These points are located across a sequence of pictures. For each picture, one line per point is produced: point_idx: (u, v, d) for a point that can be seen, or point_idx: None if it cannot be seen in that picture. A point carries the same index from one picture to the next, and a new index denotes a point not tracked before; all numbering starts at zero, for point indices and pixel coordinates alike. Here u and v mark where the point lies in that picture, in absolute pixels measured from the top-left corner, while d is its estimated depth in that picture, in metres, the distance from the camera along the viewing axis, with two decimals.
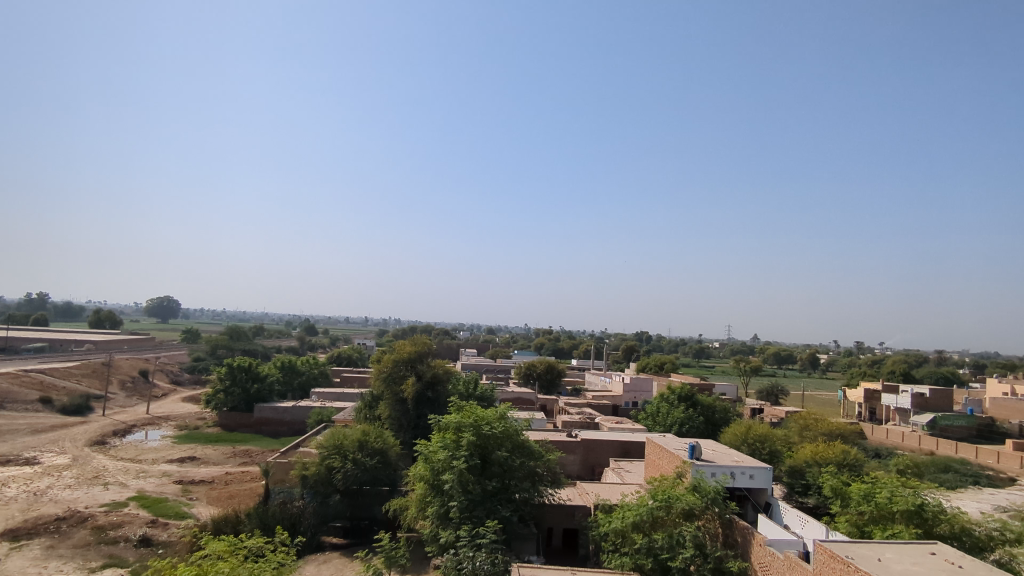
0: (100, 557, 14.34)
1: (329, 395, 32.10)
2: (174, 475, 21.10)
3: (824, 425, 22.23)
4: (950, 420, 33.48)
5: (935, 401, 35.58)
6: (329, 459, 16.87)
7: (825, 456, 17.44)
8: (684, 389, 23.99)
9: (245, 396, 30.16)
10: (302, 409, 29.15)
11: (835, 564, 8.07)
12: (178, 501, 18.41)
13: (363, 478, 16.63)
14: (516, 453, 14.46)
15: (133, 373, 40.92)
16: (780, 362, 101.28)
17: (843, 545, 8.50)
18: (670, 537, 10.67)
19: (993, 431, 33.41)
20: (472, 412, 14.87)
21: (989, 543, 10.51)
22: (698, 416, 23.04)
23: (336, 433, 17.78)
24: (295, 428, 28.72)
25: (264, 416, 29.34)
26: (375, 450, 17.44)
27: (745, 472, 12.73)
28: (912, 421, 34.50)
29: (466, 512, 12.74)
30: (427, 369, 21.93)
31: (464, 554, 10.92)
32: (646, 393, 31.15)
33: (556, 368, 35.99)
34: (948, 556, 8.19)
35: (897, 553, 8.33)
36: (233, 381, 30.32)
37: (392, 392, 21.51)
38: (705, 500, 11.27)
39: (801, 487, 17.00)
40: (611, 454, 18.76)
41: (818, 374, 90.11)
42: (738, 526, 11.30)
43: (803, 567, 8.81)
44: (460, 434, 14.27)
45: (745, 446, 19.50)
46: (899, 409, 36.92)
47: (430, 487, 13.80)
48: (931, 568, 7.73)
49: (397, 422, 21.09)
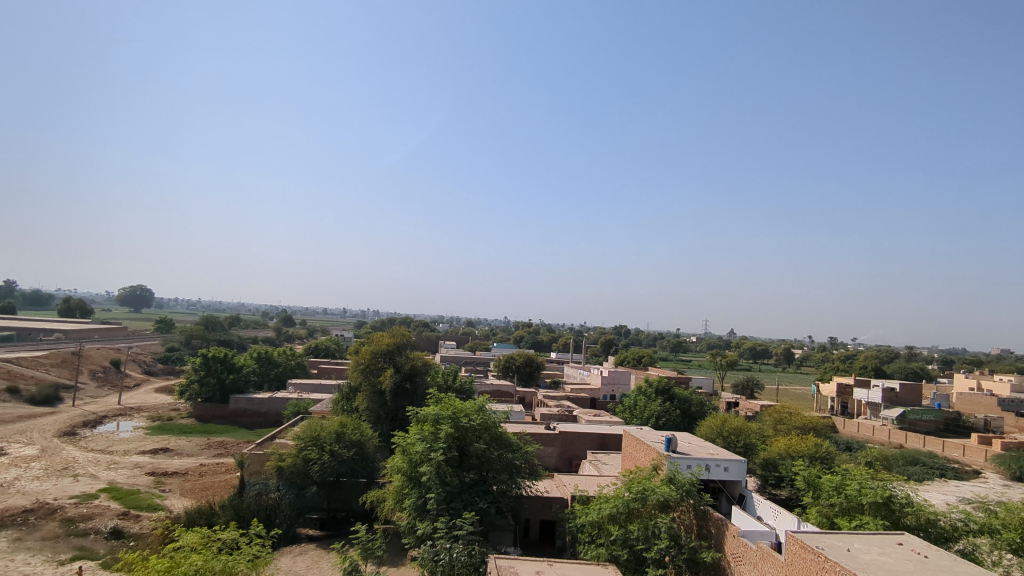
0: (70, 549, 14.10)
1: (306, 387, 31.82)
2: (146, 467, 20.77)
3: (798, 419, 22.57)
4: (920, 414, 34.12)
5: (905, 397, 36.36)
6: (305, 451, 16.76)
7: (799, 450, 17.75)
8: (661, 382, 24.27)
9: (220, 386, 29.86)
10: (279, 401, 28.84)
11: (806, 555, 8.21)
12: (150, 493, 18.17)
13: (341, 470, 16.54)
14: (493, 445, 14.50)
15: (104, 363, 40.06)
16: (756, 357, 102.47)
17: (814, 536, 8.67)
18: (646, 528, 10.83)
19: (959, 425, 34.27)
20: (451, 403, 14.91)
21: (954, 534, 10.76)
22: (675, 409, 23.31)
23: (313, 424, 17.67)
24: (271, 420, 28.53)
25: (239, 407, 28.96)
26: (352, 442, 17.33)
27: (720, 464, 12.93)
28: (883, 415, 35.30)
29: (443, 504, 12.73)
30: (406, 361, 21.84)
31: (441, 546, 10.94)
32: (623, 386, 31.50)
33: (535, 361, 36.12)
34: (915, 546, 8.41)
35: (865, 543, 8.52)
36: (208, 371, 29.92)
37: (370, 383, 21.35)
38: (680, 491, 11.41)
39: (775, 480, 17.39)
40: (588, 447, 18.89)
41: (792, 368, 91.72)
42: (711, 518, 11.37)
43: (776, 558, 8.96)
44: (439, 426, 14.30)
45: (720, 439, 19.74)
46: (870, 404, 37.72)
47: (408, 479, 13.77)
48: (897, 557, 7.93)
49: (375, 414, 20.94)
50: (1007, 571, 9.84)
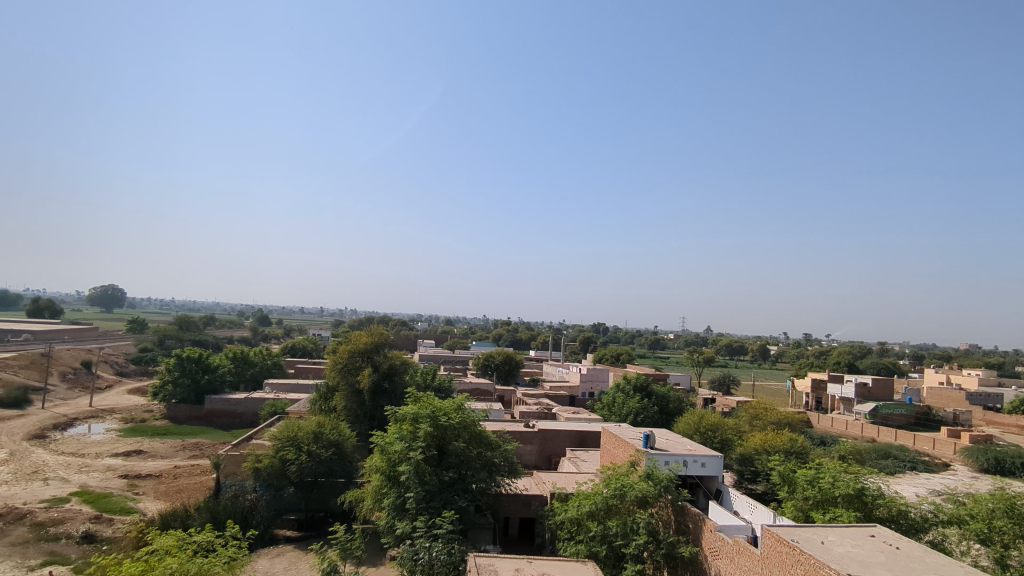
0: (41, 554, 13.82)
1: (283, 387, 31.52)
2: (119, 469, 20.42)
3: (773, 414, 22.89)
4: (892, 409, 34.76)
5: (877, 392, 37.10)
6: (283, 451, 16.60)
7: (775, 444, 18.01)
8: (640, 379, 24.48)
9: (196, 387, 29.47)
10: (256, 401, 28.52)
11: (781, 549, 8.33)
12: (123, 496, 17.86)
13: (319, 470, 16.42)
14: (472, 444, 14.50)
15: (75, 364, 39.30)
16: (732, 353, 103.77)
17: (789, 529, 8.80)
18: (624, 524, 10.93)
19: (929, 419, 35.02)
20: (429, 403, 14.85)
21: (924, 525, 11.00)
22: (653, 405, 23.53)
23: (291, 424, 17.51)
24: (248, 421, 28.23)
25: (214, 408, 28.62)
26: (331, 442, 17.22)
27: (697, 460, 13.08)
28: (856, 410, 35.97)
29: (422, 503, 12.73)
30: (384, 360, 21.72)
31: (420, 546, 10.93)
32: (602, 383, 31.73)
33: (514, 360, 36.20)
34: (886, 538, 8.58)
35: (839, 536, 8.67)
36: (182, 372, 29.49)
37: (348, 383, 21.23)
38: (658, 487, 11.53)
39: (751, 474, 17.69)
40: (567, 444, 18.98)
41: (768, 365, 93.14)
42: (689, 513, 11.47)
43: (752, 552, 9.09)
44: (417, 425, 14.24)
45: (697, 435, 19.97)
46: (843, 399, 38.41)
47: (386, 478, 13.72)
48: (870, 549, 8.09)
49: (353, 414, 20.85)
50: (974, 561, 10.09)
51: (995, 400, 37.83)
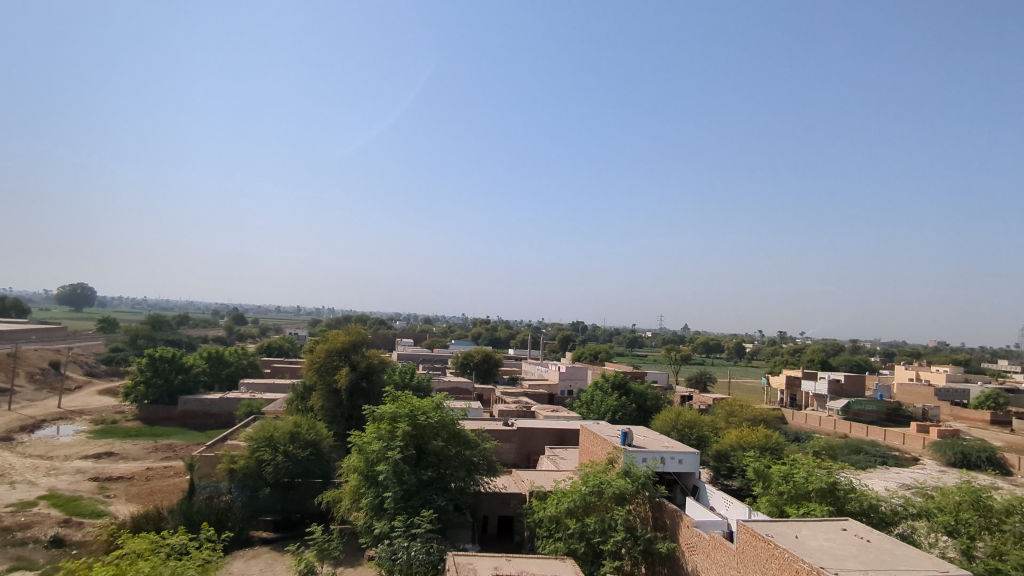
0: (7, 560, 13.48)
1: (258, 387, 31.12)
2: (89, 472, 19.99)
3: (748, 411, 23.24)
4: (864, 405, 35.52)
5: (850, 388, 37.84)
6: (258, 452, 16.40)
7: (750, 441, 18.28)
8: (618, 377, 24.67)
9: (169, 387, 28.96)
10: (231, 401, 28.13)
11: (756, 543, 8.46)
12: (94, 499, 17.51)
13: (295, 471, 16.25)
14: (451, 443, 14.47)
15: (42, 364, 38.35)
16: (708, 351, 104.98)
17: (764, 524, 8.94)
18: (602, 521, 11.01)
19: (900, 414, 35.86)
20: (408, 402, 14.76)
21: (895, 519, 11.24)
22: (630, 403, 23.74)
23: (267, 424, 17.29)
24: (222, 421, 27.84)
25: (188, 408, 28.17)
26: (307, 442, 17.04)
27: (675, 457, 13.23)
28: (829, 406, 36.66)
29: (400, 503, 12.68)
30: (362, 360, 21.59)
31: (398, 545, 10.89)
32: (580, 381, 31.87)
33: (492, 359, 36.22)
34: (858, 531, 8.77)
35: (812, 530, 8.84)
36: (155, 372, 28.95)
37: (325, 382, 21.04)
38: (636, 484, 11.63)
39: (726, 470, 17.96)
40: (546, 442, 19.06)
41: (743, 362, 94.53)
42: (666, 509, 11.58)
43: (728, 547, 9.21)
44: (395, 425, 14.15)
45: (674, 432, 20.17)
46: (817, 395, 39.12)
47: (364, 478, 13.62)
48: (842, 542, 8.26)
49: (330, 414, 20.68)
50: (942, 553, 10.33)
51: (961, 395, 38.90)
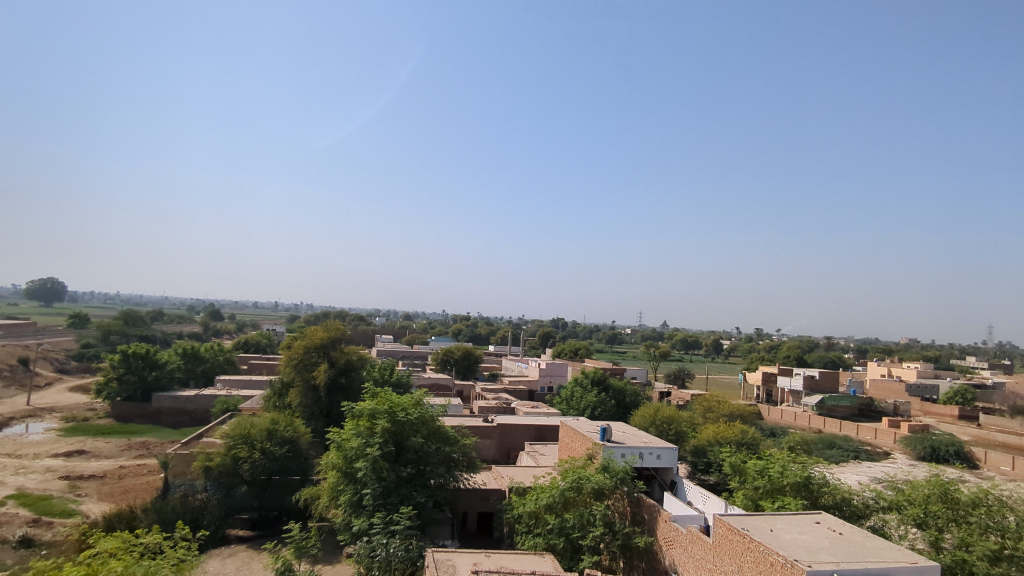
0: None
1: (235, 383, 30.72)
2: (59, 471, 19.57)
3: (725, 406, 23.57)
4: (837, 400, 36.24)
5: (824, 384, 38.56)
6: (234, 449, 16.18)
7: (726, 436, 18.53)
8: (597, 373, 24.85)
9: (142, 384, 28.43)
10: (207, 398, 27.74)
11: (732, 537, 8.58)
12: (65, 498, 17.13)
13: (273, 468, 16.08)
14: (431, 439, 14.41)
15: (11, 361, 37.43)
16: (687, 348, 106.16)
17: (739, 518, 9.07)
18: (581, 516, 11.07)
19: (872, 410, 36.65)
20: (387, 398, 14.69)
21: (866, 512, 11.47)
22: (609, 399, 23.93)
23: (243, 422, 17.07)
24: (198, 419, 27.45)
25: (163, 405, 27.73)
26: (285, 439, 16.86)
27: (653, 452, 13.36)
28: (804, 402, 37.32)
29: (380, 500, 12.62)
30: (340, 356, 21.44)
31: (377, 542, 10.85)
32: (560, 377, 31.98)
33: (473, 355, 36.22)
34: (831, 524, 8.94)
35: (787, 523, 9.00)
36: (128, 369, 28.40)
37: (303, 378, 20.86)
38: (614, 479, 11.71)
39: (704, 465, 18.19)
40: (526, 438, 19.13)
41: (721, 359, 95.84)
42: (644, 504, 11.68)
43: (704, 541, 9.33)
44: (375, 421, 14.06)
45: (653, 427, 20.35)
46: (793, 391, 39.79)
47: (343, 475, 13.54)
48: (816, 535, 8.42)
49: (308, 410, 20.49)
50: (911, 544, 10.58)
51: (931, 391, 39.87)
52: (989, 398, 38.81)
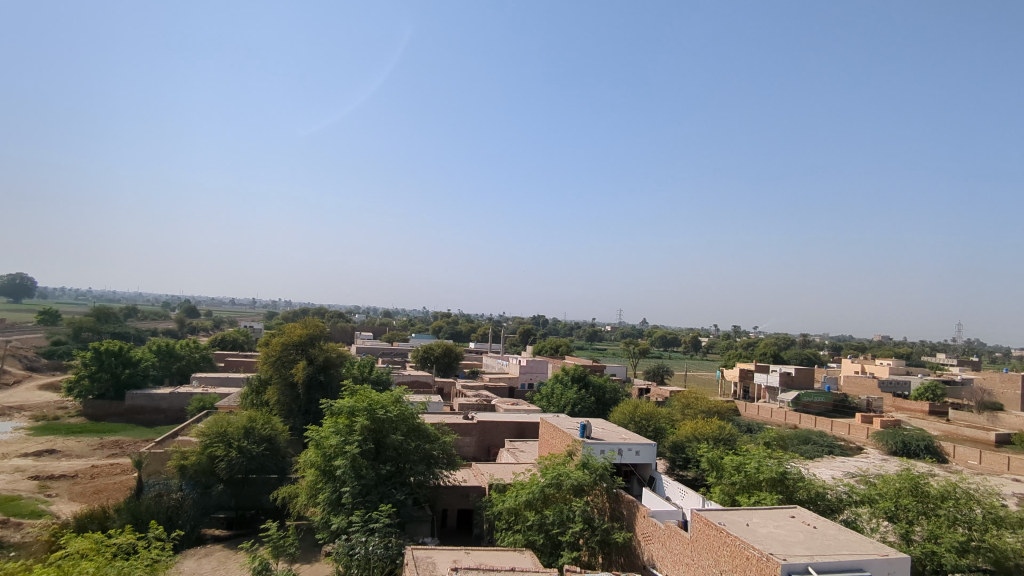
0: None
1: (211, 380, 30.29)
2: (29, 470, 19.11)
3: (703, 403, 23.86)
4: (813, 396, 36.88)
5: (800, 380, 39.20)
6: (211, 448, 15.94)
7: (704, 432, 18.77)
8: (577, 370, 24.98)
9: (115, 382, 27.87)
10: (182, 396, 27.31)
11: (709, 531, 8.69)
12: (34, 499, 16.74)
13: (250, 467, 15.89)
14: (411, 436, 14.33)
15: None
16: (666, 345, 107.22)
17: (716, 513, 9.19)
18: (561, 512, 11.12)
19: (846, 405, 37.34)
20: (367, 396, 14.59)
21: (840, 506, 11.69)
22: (589, 396, 24.07)
23: (220, 420, 16.86)
24: (173, 417, 27.00)
25: (136, 403, 27.25)
26: (262, 437, 16.67)
27: (632, 448, 13.47)
28: (780, 398, 37.92)
29: (359, 497, 12.57)
30: (319, 353, 21.26)
31: (356, 540, 10.79)
32: (540, 375, 32.11)
33: (453, 352, 36.14)
34: (805, 518, 9.11)
35: (763, 517, 9.14)
36: (100, 366, 27.82)
37: (282, 376, 20.64)
38: (594, 475, 11.80)
39: (682, 461, 18.39)
40: (506, 435, 19.17)
41: (699, 356, 96.90)
42: (623, 500, 11.77)
43: (682, 536, 9.44)
44: (354, 418, 13.97)
45: (632, 424, 20.50)
46: (769, 388, 40.38)
47: (322, 473, 13.45)
48: (791, 529, 8.57)
49: (287, 408, 20.28)
50: (882, 537, 10.83)
51: (903, 387, 40.74)
52: (957, 394, 39.80)
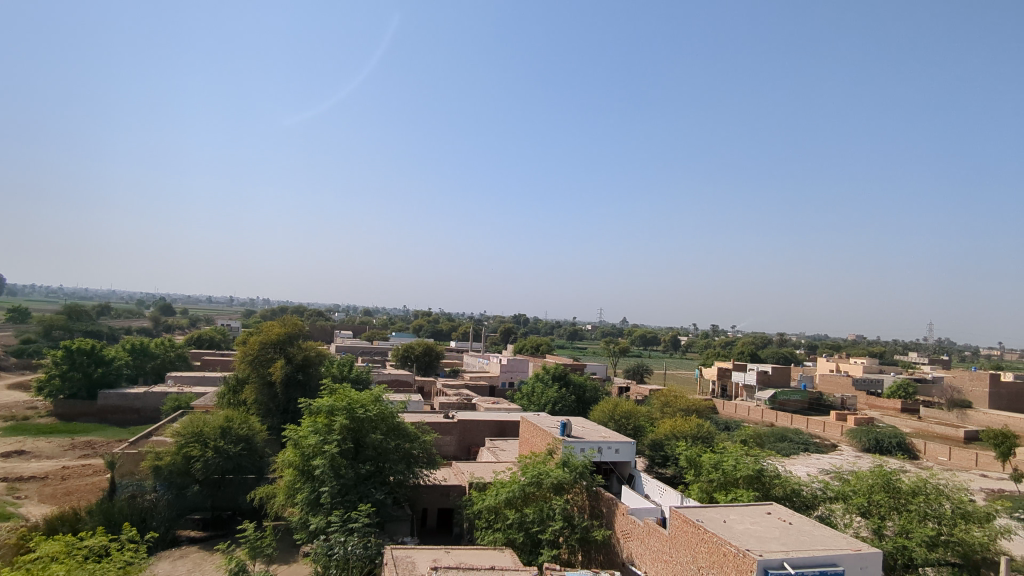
0: None
1: (187, 379, 29.82)
2: None
3: (682, 401, 24.12)
4: (789, 395, 37.48)
5: (776, 379, 39.79)
6: (186, 448, 15.68)
7: (682, 430, 18.96)
8: (558, 369, 25.09)
9: (87, 382, 27.31)
10: (156, 395, 26.82)
11: (687, 528, 8.77)
12: (2, 501, 16.34)
13: (226, 467, 15.67)
14: (391, 435, 14.23)
15: None
16: (646, 344, 108.14)
17: (694, 510, 9.29)
18: (541, 511, 11.15)
19: (821, 404, 38.02)
20: (346, 395, 14.47)
21: (815, 502, 11.90)
22: (569, 395, 24.18)
23: (195, 420, 16.60)
24: (147, 417, 26.52)
25: (109, 403, 26.73)
26: (239, 437, 16.45)
27: (612, 447, 13.56)
28: (757, 396, 38.46)
29: (337, 497, 12.46)
30: (298, 352, 21.05)
31: (335, 540, 10.71)
32: (521, 374, 32.19)
33: (434, 351, 36.05)
34: (781, 514, 9.25)
35: (739, 514, 9.27)
36: (72, 365, 27.24)
37: (259, 375, 20.39)
38: (574, 473, 11.85)
39: (661, 459, 18.56)
40: (486, 434, 19.16)
41: (679, 355, 97.85)
42: (603, 498, 11.84)
43: (661, 533, 9.53)
44: (333, 418, 13.85)
45: (612, 422, 20.64)
46: (746, 386, 40.95)
47: (300, 472, 13.32)
48: (767, 526, 8.70)
49: (264, 407, 20.05)
50: (856, 533, 11.05)
51: (876, 385, 41.59)
52: (928, 392, 40.75)
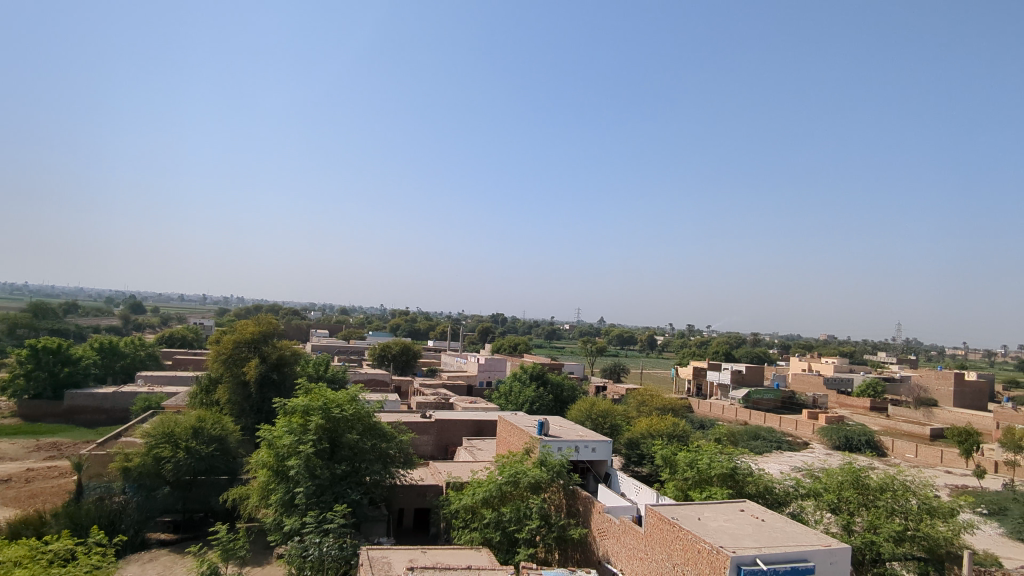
0: None
1: (158, 379, 29.21)
2: None
3: (658, 401, 24.37)
4: (762, 394, 38.09)
5: (750, 378, 40.39)
6: (157, 449, 15.36)
7: (658, 429, 19.15)
8: (536, 368, 25.15)
9: (53, 381, 26.57)
10: (125, 395, 26.16)
11: (663, 527, 8.86)
12: None
13: (198, 468, 15.39)
14: (367, 435, 14.11)
15: None
16: (623, 343, 108.94)
17: (669, 508, 9.39)
18: (518, 510, 11.17)
19: (794, 402, 38.69)
20: (322, 394, 14.30)
21: (786, 499, 12.12)
22: (547, 394, 24.24)
23: (166, 420, 16.28)
24: (115, 418, 25.89)
25: (76, 404, 26.04)
26: (212, 437, 16.17)
27: (588, 446, 13.64)
28: (732, 395, 39.01)
29: (313, 498, 12.32)
30: (272, 351, 20.77)
31: (309, 541, 10.59)
32: (499, 373, 32.18)
33: (411, 350, 35.84)
34: (754, 511, 9.40)
35: (713, 511, 9.41)
36: (37, 364, 26.47)
37: (233, 374, 20.06)
38: (551, 473, 11.90)
39: (637, 457, 18.71)
40: (463, 433, 19.12)
41: (655, 353, 98.86)
42: (579, 497, 11.91)
43: (636, 531, 9.62)
44: (308, 418, 13.69)
45: (589, 421, 20.75)
46: (721, 385, 41.51)
47: (275, 473, 13.13)
48: (740, 522, 8.83)
49: (238, 407, 19.75)
50: (826, 529, 11.29)
51: (846, 384, 42.47)
52: (896, 391, 41.76)
